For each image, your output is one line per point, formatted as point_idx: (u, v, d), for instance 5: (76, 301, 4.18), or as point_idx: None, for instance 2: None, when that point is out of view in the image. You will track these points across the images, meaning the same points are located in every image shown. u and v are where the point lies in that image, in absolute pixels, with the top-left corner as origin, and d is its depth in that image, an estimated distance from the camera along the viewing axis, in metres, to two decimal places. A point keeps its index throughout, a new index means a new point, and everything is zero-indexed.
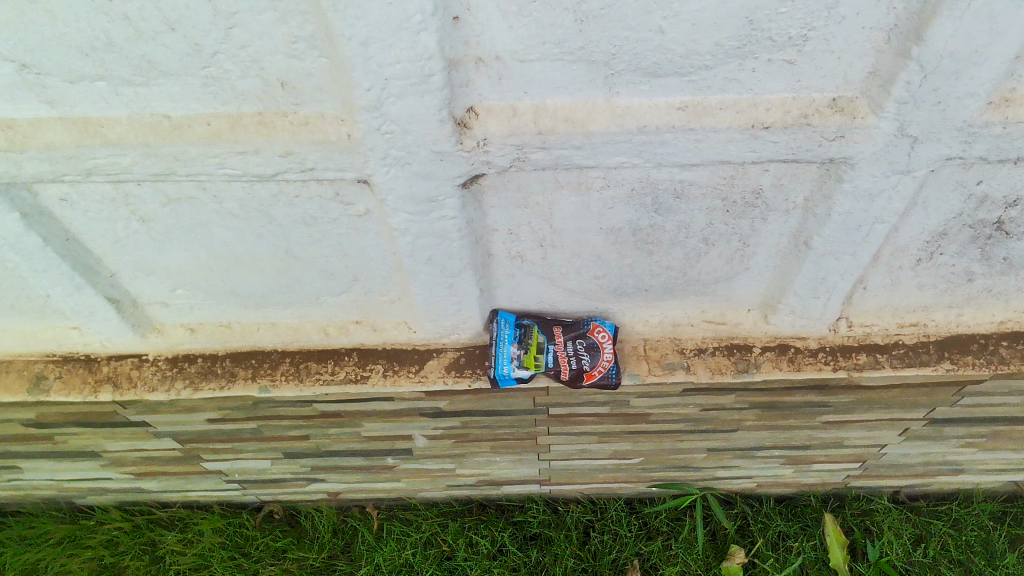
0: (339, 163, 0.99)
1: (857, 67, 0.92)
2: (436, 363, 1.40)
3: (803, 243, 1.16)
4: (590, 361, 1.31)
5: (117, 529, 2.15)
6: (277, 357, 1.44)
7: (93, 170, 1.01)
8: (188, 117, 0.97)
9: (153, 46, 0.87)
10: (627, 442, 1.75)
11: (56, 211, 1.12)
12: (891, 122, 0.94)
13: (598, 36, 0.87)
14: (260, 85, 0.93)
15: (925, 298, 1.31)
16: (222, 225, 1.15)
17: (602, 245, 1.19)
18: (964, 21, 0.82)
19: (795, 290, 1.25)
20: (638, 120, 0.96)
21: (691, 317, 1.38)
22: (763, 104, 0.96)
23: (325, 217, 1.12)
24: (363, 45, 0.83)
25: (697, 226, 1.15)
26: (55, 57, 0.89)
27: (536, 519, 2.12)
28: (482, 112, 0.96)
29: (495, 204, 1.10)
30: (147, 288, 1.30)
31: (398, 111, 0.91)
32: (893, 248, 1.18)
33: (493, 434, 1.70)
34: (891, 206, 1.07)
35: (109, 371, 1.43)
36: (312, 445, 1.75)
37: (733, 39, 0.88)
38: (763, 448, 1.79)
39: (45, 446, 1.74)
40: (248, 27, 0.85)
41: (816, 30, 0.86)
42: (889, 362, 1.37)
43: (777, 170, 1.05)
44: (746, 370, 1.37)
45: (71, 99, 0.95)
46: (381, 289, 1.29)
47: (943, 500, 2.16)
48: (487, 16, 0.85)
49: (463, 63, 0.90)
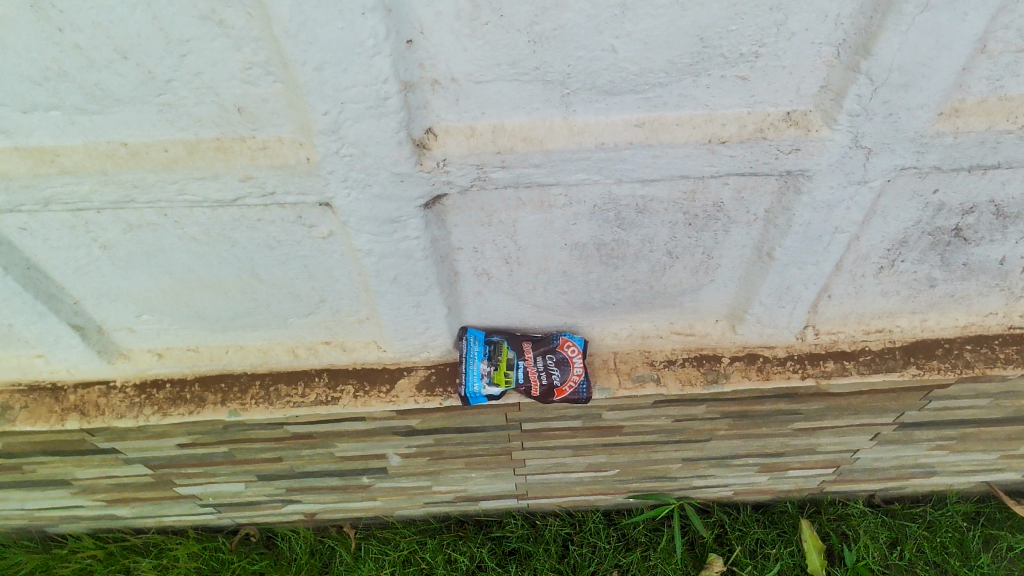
0: (299, 187, 0.99)
1: (809, 81, 0.93)
2: (407, 382, 1.40)
3: (766, 253, 1.17)
4: (561, 375, 1.31)
5: (90, 558, 2.12)
6: (246, 380, 1.43)
7: (51, 200, 1.00)
8: (145, 143, 0.97)
9: (107, 74, 0.87)
10: (602, 454, 1.75)
11: (15, 239, 1.11)
12: (845, 134, 0.95)
13: (552, 57, 0.88)
14: (217, 111, 0.92)
15: (889, 305, 1.33)
16: (186, 250, 1.14)
17: (567, 261, 1.19)
18: (910, 35, 0.84)
19: (760, 300, 1.26)
20: (596, 137, 0.96)
21: (660, 329, 1.39)
22: (719, 119, 0.97)
23: (288, 239, 1.12)
24: (317, 70, 0.83)
25: (661, 240, 1.16)
26: (7, 87, 0.88)
27: (515, 533, 2.12)
28: (441, 133, 0.96)
29: (458, 223, 1.10)
30: (112, 314, 1.29)
31: (355, 134, 0.91)
32: (855, 257, 1.20)
33: (467, 451, 1.70)
34: (850, 215, 1.08)
35: (76, 399, 1.42)
36: (285, 467, 1.74)
37: (686, 57, 0.89)
38: (737, 457, 1.80)
39: (13, 476, 1.72)
40: (202, 54, 0.85)
41: (766, 46, 0.88)
42: (857, 369, 1.39)
43: (737, 183, 1.06)
44: (716, 381, 1.38)
45: (25, 128, 0.94)
46: (348, 309, 1.28)
47: (918, 502, 2.18)
48: (440, 39, 0.85)
49: (419, 85, 0.90)
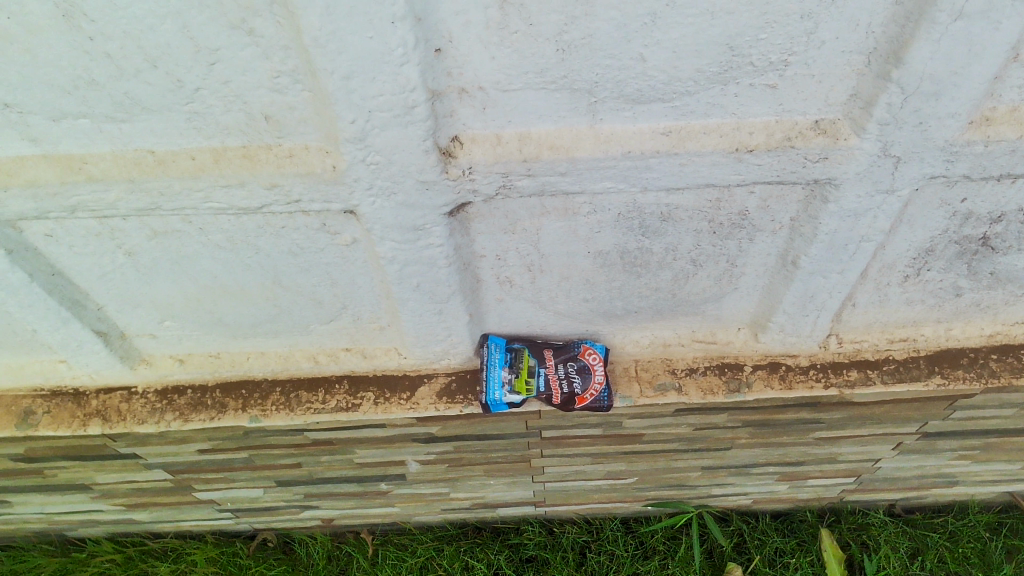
0: (325, 195, 0.99)
1: (838, 90, 0.92)
2: (428, 389, 1.40)
3: (791, 262, 1.16)
4: (582, 383, 1.30)
5: (108, 562, 2.12)
6: (267, 386, 1.43)
7: (78, 207, 1.01)
8: (172, 151, 0.97)
9: (136, 82, 0.87)
10: (621, 462, 1.74)
11: (41, 246, 1.12)
12: (874, 143, 0.94)
13: (580, 65, 0.87)
14: (244, 119, 0.93)
15: (914, 314, 1.32)
16: (210, 257, 1.14)
17: (590, 268, 1.19)
18: (942, 44, 0.83)
19: (784, 308, 1.25)
20: (622, 146, 0.96)
21: (681, 337, 1.38)
22: (746, 128, 0.96)
23: (312, 246, 1.12)
24: (345, 79, 0.83)
25: (685, 248, 1.16)
26: (37, 96, 0.89)
27: (532, 540, 2.11)
28: (467, 141, 0.96)
29: (482, 231, 1.10)
30: (134, 320, 1.29)
31: (382, 143, 0.91)
32: (881, 266, 1.19)
33: (486, 458, 1.70)
34: (877, 224, 1.07)
35: (98, 404, 1.42)
36: (304, 473, 1.74)
37: (714, 65, 0.88)
38: (757, 465, 1.79)
39: (34, 480, 1.72)
40: (230, 63, 0.85)
41: (796, 54, 0.87)
42: (880, 378, 1.37)
43: (762, 192, 1.05)
44: (738, 390, 1.38)
45: (54, 136, 0.95)
46: (370, 316, 1.28)
47: (938, 512, 2.16)
48: (468, 48, 0.85)
49: (446, 94, 0.90)
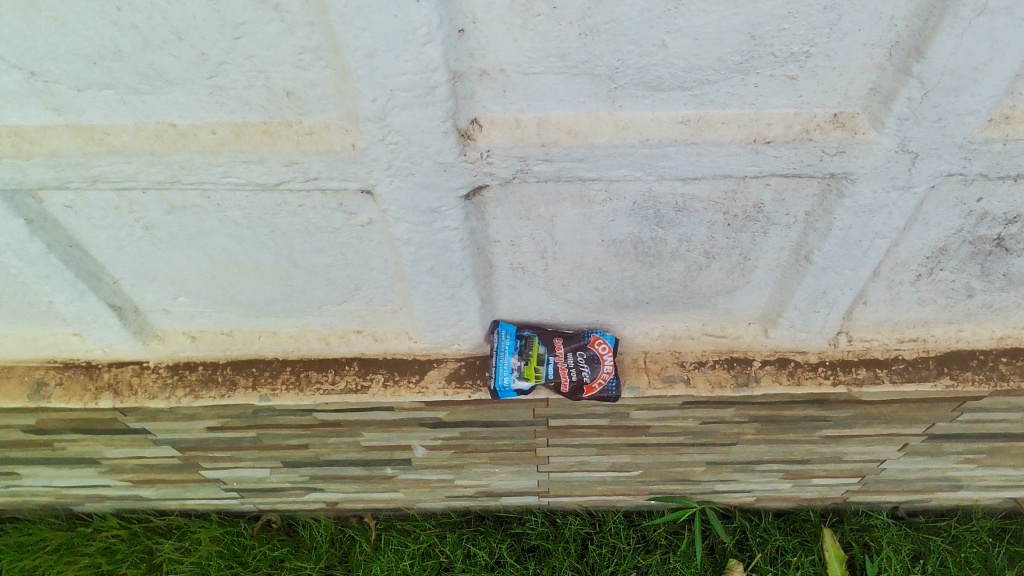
0: (343, 173, 1.00)
1: (858, 83, 0.92)
2: (437, 373, 1.40)
3: (803, 257, 1.16)
4: (590, 373, 1.32)
5: (114, 538, 2.14)
6: (277, 365, 1.44)
7: (98, 178, 1.02)
8: (194, 125, 0.98)
9: (161, 55, 0.88)
10: (626, 454, 1.75)
11: (60, 217, 1.13)
12: (892, 138, 0.94)
13: (602, 50, 0.88)
14: (266, 94, 0.93)
15: (925, 314, 1.32)
16: (225, 234, 1.15)
17: (603, 257, 1.20)
18: (964, 39, 0.83)
19: (795, 303, 1.25)
20: (641, 133, 0.96)
21: (691, 330, 1.38)
22: (765, 119, 0.96)
23: (327, 226, 1.13)
24: (368, 56, 0.84)
25: (698, 239, 1.16)
26: (63, 65, 0.90)
27: (535, 530, 2.12)
28: (486, 124, 0.97)
29: (497, 215, 1.11)
30: (149, 295, 1.30)
31: (402, 123, 0.92)
32: (894, 263, 1.19)
33: (492, 445, 1.70)
34: (892, 221, 1.07)
35: (110, 378, 1.43)
36: (311, 454, 1.75)
37: (735, 55, 0.88)
38: (762, 462, 1.79)
39: (44, 452, 1.74)
40: (255, 38, 0.86)
41: (817, 45, 0.87)
42: (889, 377, 1.37)
43: (778, 184, 1.05)
44: (746, 384, 1.38)
45: (77, 106, 0.96)
46: (382, 298, 1.29)
47: (942, 516, 2.16)
48: (491, 29, 0.85)
49: (467, 75, 0.90)
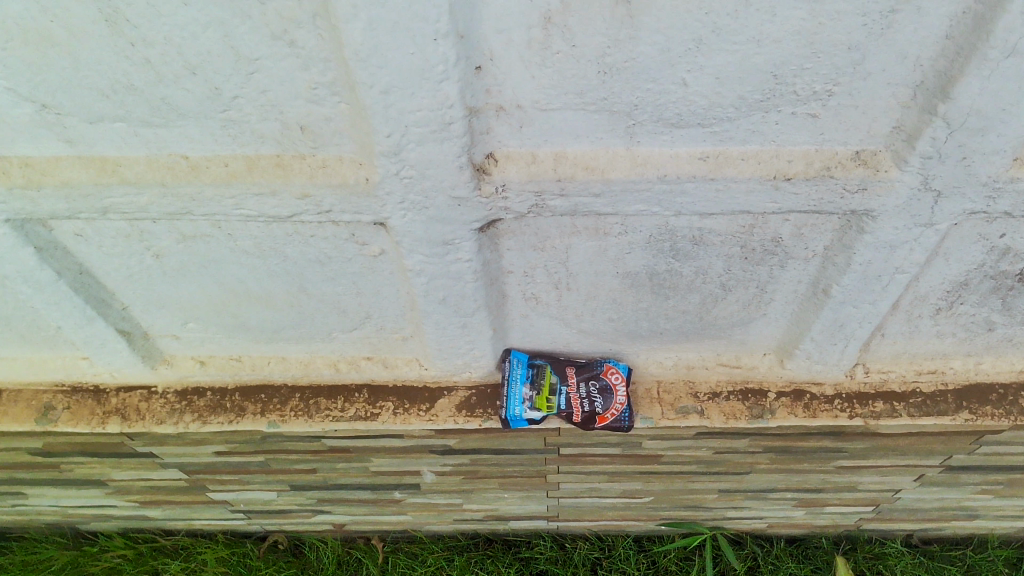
0: (356, 206, 0.98)
1: (882, 121, 0.90)
2: (447, 401, 1.39)
3: (821, 290, 1.14)
4: (602, 404, 1.29)
5: (119, 558, 2.12)
6: (286, 391, 1.43)
7: (109, 209, 1.01)
8: (206, 157, 0.97)
9: (174, 89, 0.87)
10: (638, 481, 1.73)
11: (70, 245, 1.12)
12: (915, 176, 0.93)
13: (621, 88, 0.86)
14: (280, 128, 0.92)
15: (944, 346, 1.30)
16: (236, 262, 1.14)
17: (618, 289, 1.18)
18: (991, 81, 0.81)
19: (811, 336, 1.23)
20: (659, 169, 0.94)
21: (706, 360, 1.37)
22: (785, 156, 0.95)
23: (339, 256, 1.12)
24: (384, 93, 0.83)
25: (715, 272, 1.14)
26: (76, 99, 0.89)
27: (544, 555, 2.10)
28: (502, 158, 0.95)
29: (511, 247, 1.09)
30: (158, 321, 1.29)
31: (417, 157, 0.91)
32: (913, 298, 1.17)
33: (502, 471, 1.68)
34: (912, 256, 1.05)
35: (118, 402, 1.42)
36: (318, 478, 1.73)
37: (757, 93, 0.87)
38: (775, 490, 1.76)
39: (50, 474, 1.73)
40: (270, 73, 0.85)
41: (840, 85, 0.86)
42: (906, 411, 1.36)
43: (797, 219, 1.04)
44: (761, 416, 1.37)
45: (89, 138, 0.95)
46: (394, 326, 1.28)
47: (957, 544, 2.13)
48: (509, 66, 0.84)
49: (484, 111, 0.89)
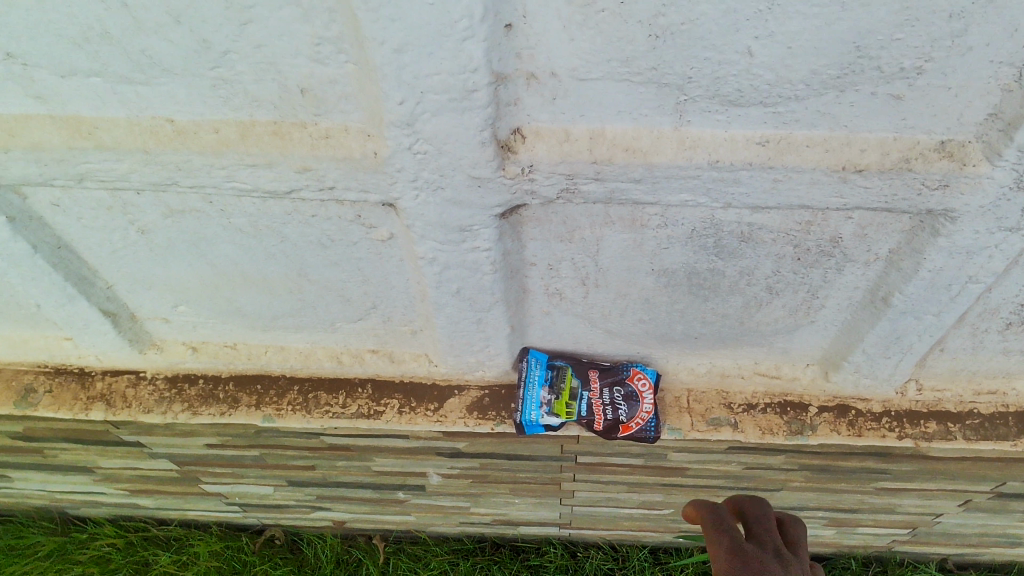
0: (363, 184, 0.87)
1: (975, 107, 0.78)
2: (458, 402, 1.27)
3: (881, 298, 1.02)
4: (628, 412, 1.18)
5: (109, 546, 2.04)
6: (284, 383, 1.32)
7: (86, 176, 0.90)
8: (194, 122, 0.85)
9: (157, 40, 0.76)
10: (658, 493, 1.61)
11: (47, 216, 1.01)
12: (1008, 173, 0.80)
13: (674, 56, 0.74)
14: (278, 91, 0.80)
15: (1009, 365, 1.17)
16: (230, 242, 1.03)
17: (651, 287, 1.06)
18: None
19: (864, 348, 1.11)
20: (710, 153, 0.82)
21: (742, 368, 1.24)
22: (858, 143, 0.82)
23: (343, 239, 1.00)
24: (396, 52, 0.71)
25: (762, 273, 1.02)
26: (45, 48, 0.78)
27: (553, 563, 1.98)
28: (530, 135, 0.83)
29: (535, 236, 0.97)
30: (146, 302, 1.19)
31: (433, 130, 0.79)
32: (983, 310, 1.04)
33: (513, 477, 1.57)
34: (991, 265, 0.92)
35: (103, 388, 1.32)
36: (317, 475, 1.62)
37: (833, 68, 0.74)
38: (806, 509, 1.64)
39: (34, 458, 1.63)
40: (266, 24, 0.73)
41: (933, 61, 0.73)
42: (962, 434, 1.23)
43: (862, 218, 0.91)
44: (800, 432, 1.24)
45: (62, 95, 0.83)
46: (402, 318, 1.16)
47: (994, 571, 2.00)
48: (544, 25, 0.72)
49: (512, 78, 0.77)
